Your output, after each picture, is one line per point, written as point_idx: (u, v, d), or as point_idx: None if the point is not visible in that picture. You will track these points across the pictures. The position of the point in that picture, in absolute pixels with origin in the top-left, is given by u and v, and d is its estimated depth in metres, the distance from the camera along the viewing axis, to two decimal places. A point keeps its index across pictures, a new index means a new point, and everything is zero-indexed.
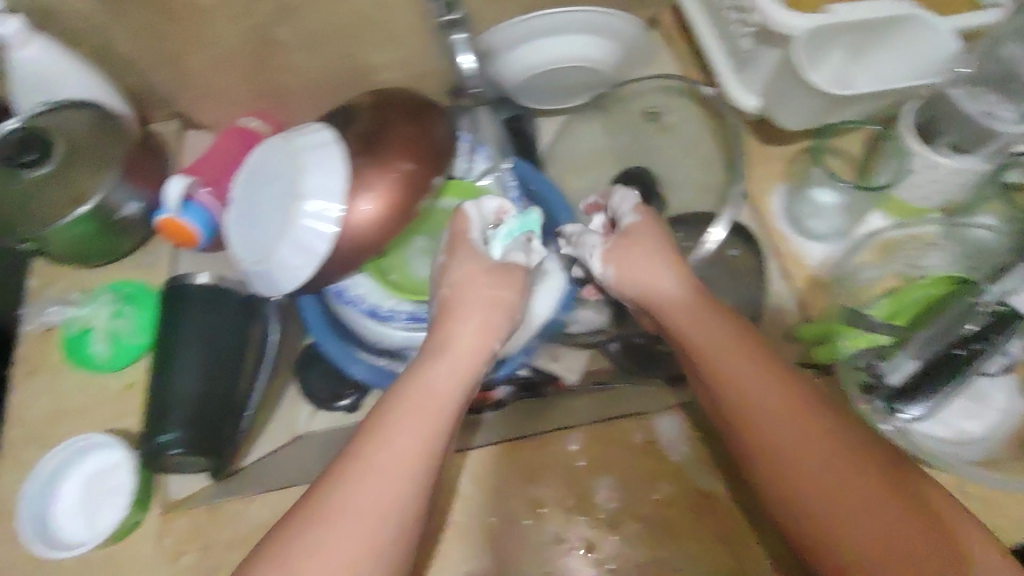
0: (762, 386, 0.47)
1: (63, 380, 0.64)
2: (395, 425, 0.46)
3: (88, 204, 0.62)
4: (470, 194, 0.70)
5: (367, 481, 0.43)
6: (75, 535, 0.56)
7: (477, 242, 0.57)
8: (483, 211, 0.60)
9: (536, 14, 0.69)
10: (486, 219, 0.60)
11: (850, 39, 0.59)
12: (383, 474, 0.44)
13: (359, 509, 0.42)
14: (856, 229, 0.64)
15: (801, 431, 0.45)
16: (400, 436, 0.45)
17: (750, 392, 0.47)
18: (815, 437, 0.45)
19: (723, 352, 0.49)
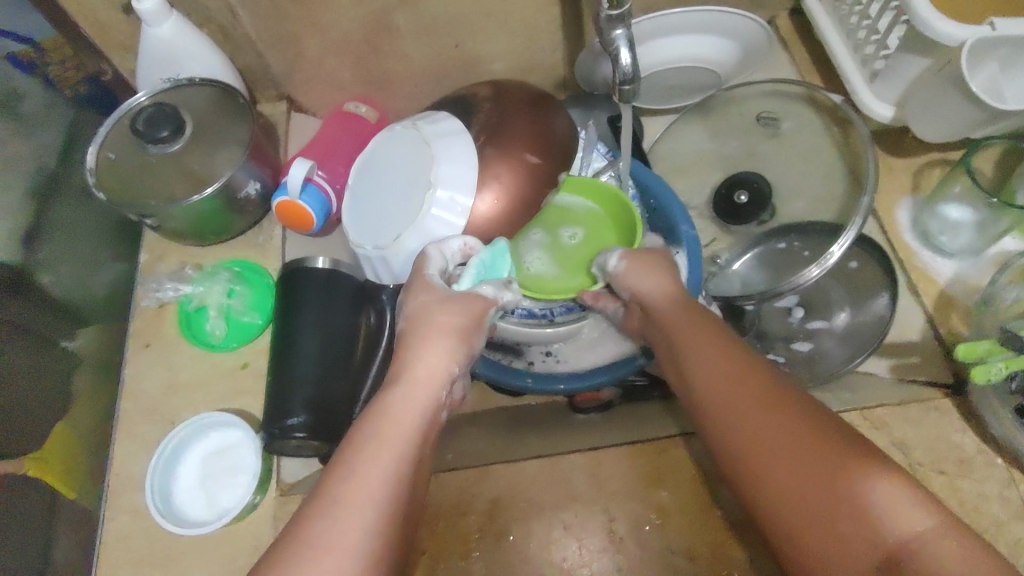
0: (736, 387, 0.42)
1: (176, 357, 0.64)
2: (385, 428, 0.42)
3: (215, 184, 0.63)
4: (588, 189, 0.66)
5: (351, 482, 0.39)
6: (195, 513, 0.56)
7: (437, 278, 0.54)
8: (447, 251, 0.56)
9: (677, 11, 0.66)
10: (451, 259, 0.56)
11: (1006, 52, 0.57)
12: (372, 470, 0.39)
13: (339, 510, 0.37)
14: (990, 248, 0.62)
15: (772, 464, 0.38)
16: (350, 458, 0.40)
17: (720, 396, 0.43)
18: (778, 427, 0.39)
19: (709, 353, 0.46)
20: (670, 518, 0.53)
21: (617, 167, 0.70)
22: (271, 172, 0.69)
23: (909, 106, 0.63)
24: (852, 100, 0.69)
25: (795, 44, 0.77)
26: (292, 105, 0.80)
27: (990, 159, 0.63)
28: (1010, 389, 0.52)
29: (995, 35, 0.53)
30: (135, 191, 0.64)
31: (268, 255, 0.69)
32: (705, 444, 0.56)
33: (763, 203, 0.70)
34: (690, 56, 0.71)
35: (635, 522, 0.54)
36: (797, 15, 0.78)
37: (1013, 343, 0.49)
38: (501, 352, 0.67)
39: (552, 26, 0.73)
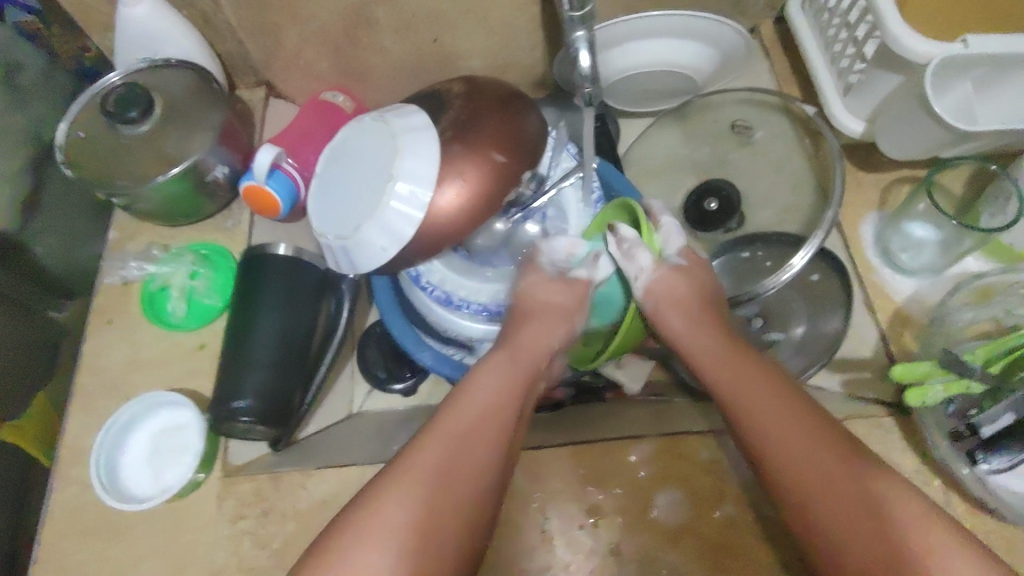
0: (776, 416, 0.49)
1: (138, 335, 0.65)
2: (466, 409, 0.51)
3: (181, 164, 0.63)
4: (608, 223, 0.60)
5: (399, 477, 0.47)
6: (140, 488, 0.58)
7: (545, 262, 0.62)
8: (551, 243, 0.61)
9: (637, 18, 0.67)
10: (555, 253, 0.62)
11: (980, 72, 0.56)
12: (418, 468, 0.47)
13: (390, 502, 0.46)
14: (951, 268, 0.62)
15: (795, 450, 0.47)
16: (441, 439, 0.49)
17: (760, 424, 0.49)
18: (813, 455, 0.46)
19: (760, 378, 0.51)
20: (605, 519, 0.54)
21: (584, 168, 0.67)
22: (241, 157, 0.70)
23: (878, 121, 0.62)
24: (824, 112, 0.69)
25: (774, 55, 0.77)
26: (273, 91, 0.81)
27: (959, 178, 0.63)
28: (947, 413, 0.53)
29: (965, 53, 0.53)
30: (105, 171, 0.64)
31: (235, 239, 0.70)
32: (647, 449, 0.56)
33: (730, 212, 0.71)
34: (668, 62, 0.71)
35: (571, 522, 0.54)
36: (779, 25, 0.78)
37: (957, 366, 0.50)
38: (454, 346, 0.68)
39: (530, 27, 0.74)
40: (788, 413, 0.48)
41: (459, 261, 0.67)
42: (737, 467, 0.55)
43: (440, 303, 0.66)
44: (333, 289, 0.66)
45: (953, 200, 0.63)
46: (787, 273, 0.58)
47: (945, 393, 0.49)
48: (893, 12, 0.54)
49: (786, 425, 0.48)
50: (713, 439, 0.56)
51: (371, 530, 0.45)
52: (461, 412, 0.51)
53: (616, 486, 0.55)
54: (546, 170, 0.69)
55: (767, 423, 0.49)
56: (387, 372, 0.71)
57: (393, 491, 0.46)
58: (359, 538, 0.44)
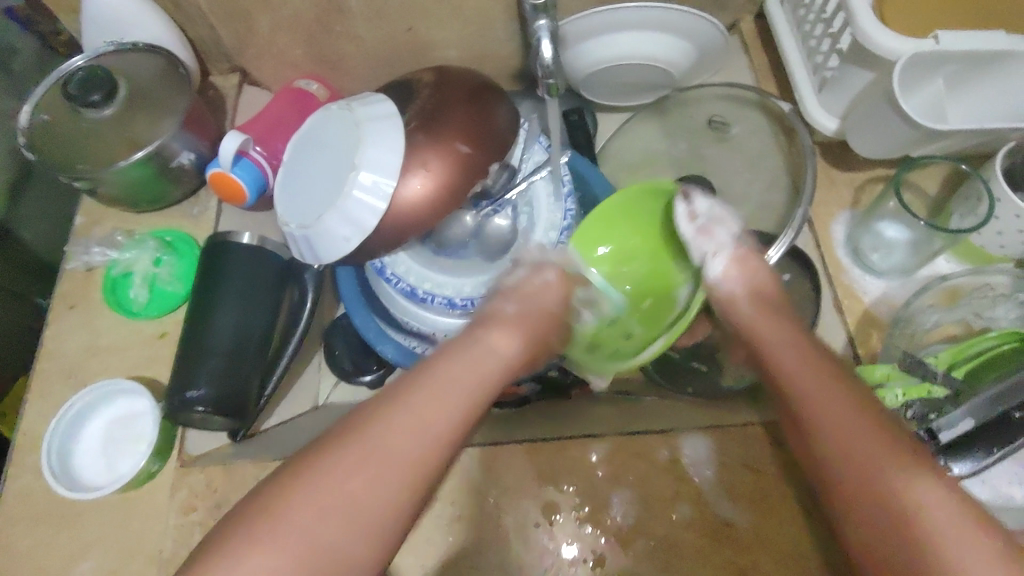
0: (832, 395, 0.45)
1: (98, 321, 0.64)
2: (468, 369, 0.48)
3: (144, 149, 0.62)
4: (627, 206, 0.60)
5: (405, 421, 0.43)
6: (93, 477, 0.58)
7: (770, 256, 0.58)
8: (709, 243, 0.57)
9: (610, 8, 0.64)
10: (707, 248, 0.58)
11: (952, 69, 0.55)
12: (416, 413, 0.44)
13: (393, 440, 0.42)
14: (922, 269, 0.61)
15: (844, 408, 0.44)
16: (441, 394, 0.45)
17: (813, 402, 0.45)
18: (862, 436, 0.42)
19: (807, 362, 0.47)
20: (560, 518, 0.53)
21: (555, 161, 0.66)
22: (208, 143, 0.68)
23: (850, 119, 0.61)
24: (799, 109, 0.67)
25: (755, 50, 0.76)
26: (246, 79, 0.80)
27: (934, 178, 0.62)
28: (906, 416, 0.49)
29: (936, 49, 0.52)
30: (69, 155, 0.64)
31: (201, 227, 0.70)
32: (605, 448, 0.55)
33: None
34: (645, 55, 0.69)
35: (525, 519, 0.53)
36: (760, 20, 0.77)
37: (917, 369, 0.50)
38: (416, 339, 0.69)
39: (506, 16, 0.71)
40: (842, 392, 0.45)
41: (425, 253, 0.67)
42: (696, 469, 0.54)
43: (405, 295, 0.66)
44: (296, 279, 0.65)
45: (927, 202, 0.62)
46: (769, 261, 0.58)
47: (904, 396, 0.48)
48: (864, 8, 0.53)
49: (835, 402, 0.44)
50: (673, 438, 0.55)
51: (351, 479, 0.41)
52: (462, 366, 0.48)
53: (570, 484, 0.54)
54: (518, 162, 0.67)
55: (816, 403, 0.45)
56: (353, 364, 0.72)
57: (394, 435, 0.42)
58: (357, 474, 0.41)
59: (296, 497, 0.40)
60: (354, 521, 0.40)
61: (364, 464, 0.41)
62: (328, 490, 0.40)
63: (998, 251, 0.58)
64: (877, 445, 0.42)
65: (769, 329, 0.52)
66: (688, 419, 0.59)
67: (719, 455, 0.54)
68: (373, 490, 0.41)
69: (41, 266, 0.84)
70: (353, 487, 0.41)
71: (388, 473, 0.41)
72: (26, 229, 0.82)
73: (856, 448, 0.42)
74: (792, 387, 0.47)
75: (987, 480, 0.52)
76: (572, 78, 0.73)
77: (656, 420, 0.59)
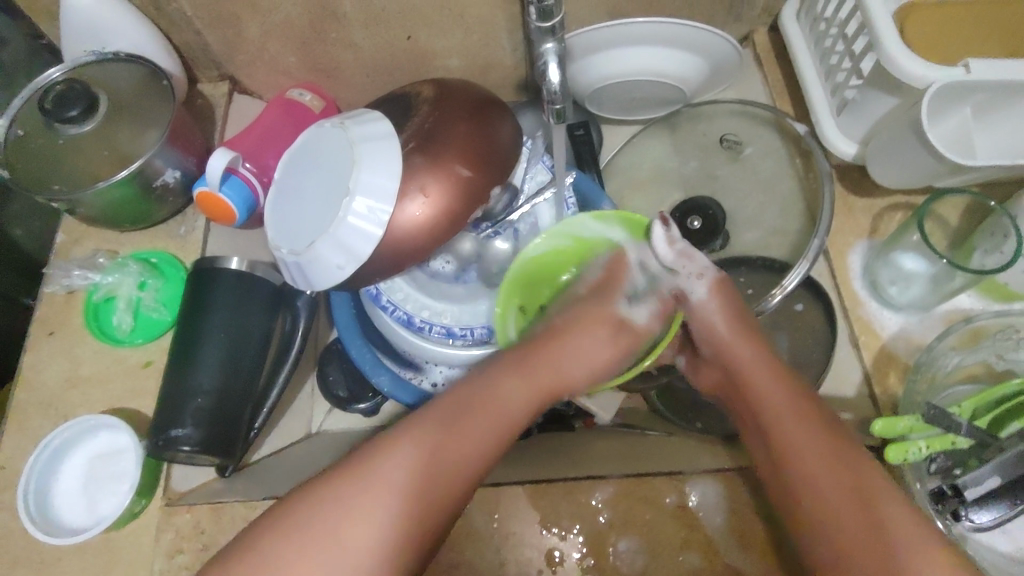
0: (783, 412, 0.48)
1: (80, 350, 0.62)
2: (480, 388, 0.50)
3: (128, 168, 0.59)
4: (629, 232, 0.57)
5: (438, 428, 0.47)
6: (73, 517, 0.56)
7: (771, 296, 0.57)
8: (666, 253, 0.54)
9: (624, 22, 0.61)
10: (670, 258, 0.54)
11: (980, 99, 0.53)
12: (443, 417, 0.47)
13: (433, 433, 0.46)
14: (941, 304, 0.59)
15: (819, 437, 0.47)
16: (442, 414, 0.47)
17: (784, 426, 0.48)
18: (818, 463, 0.45)
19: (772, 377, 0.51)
20: (563, 567, 0.51)
21: (560, 183, 0.63)
22: (195, 159, 0.65)
23: (870, 145, 0.59)
24: (815, 130, 0.64)
25: (768, 64, 0.72)
26: (236, 86, 0.75)
27: (954, 208, 0.59)
28: (930, 471, 0.50)
29: (966, 78, 0.49)
30: (44, 174, 0.60)
31: (189, 248, 0.67)
32: (610, 490, 0.53)
33: (714, 232, 0.66)
34: (651, 70, 0.65)
35: (527, 567, 0.51)
36: (775, 32, 0.73)
37: (940, 421, 0.47)
38: (411, 370, 0.67)
39: (509, 25, 0.66)
40: (798, 412, 0.48)
41: (424, 277, 0.64)
42: (707, 516, 0.52)
43: (403, 324, 0.64)
44: (287, 305, 0.62)
45: (948, 232, 0.60)
46: (777, 296, 0.56)
47: (928, 449, 0.46)
48: (889, 31, 0.51)
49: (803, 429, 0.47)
50: (680, 483, 0.53)
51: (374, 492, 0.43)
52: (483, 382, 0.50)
53: (573, 529, 0.52)
54: (519, 182, 0.64)
55: (783, 423, 0.48)
56: (348, 391, 0.69)
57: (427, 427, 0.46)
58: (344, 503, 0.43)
59: (332, 498, 0.43)
60: (363, 524, 0.42)
61: (395, 464, 0.44)
62: (351, 502, 0.43)
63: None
64: (829, 470, 0.45)
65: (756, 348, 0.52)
66: (698, 459, 0.56)
67: (728, 501, 0.52)
68: (399, 471, 0.44)
69: (30, 264, 0.76)
70: (375, 480, 0.44)
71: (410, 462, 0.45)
72: (19, 226, 0.74)
73: (822, 480, 0.45)
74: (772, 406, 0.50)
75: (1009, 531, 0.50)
76: (578, 92, 0.70)
77: (664, 463, 0.57)
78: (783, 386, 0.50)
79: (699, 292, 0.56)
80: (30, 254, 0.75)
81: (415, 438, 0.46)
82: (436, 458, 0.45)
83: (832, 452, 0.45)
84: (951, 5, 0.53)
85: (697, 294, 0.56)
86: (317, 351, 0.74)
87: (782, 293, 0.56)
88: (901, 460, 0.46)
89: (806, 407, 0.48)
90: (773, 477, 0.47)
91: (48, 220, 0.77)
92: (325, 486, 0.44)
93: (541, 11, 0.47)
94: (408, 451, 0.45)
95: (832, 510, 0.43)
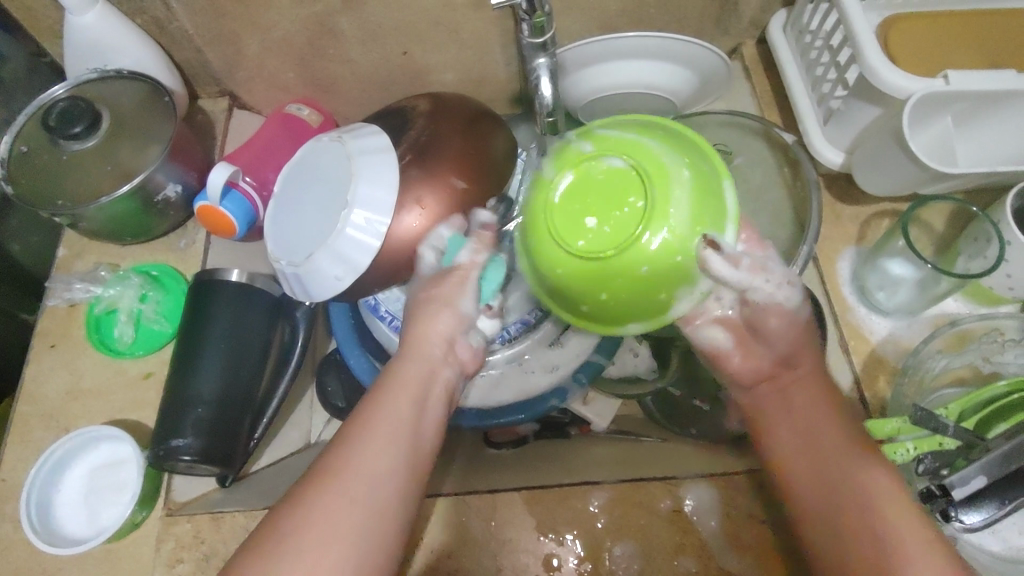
0: (827, 431, 0.49)
1: (81, 362, 0.63)
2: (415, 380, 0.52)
3: (130, 183, 0.60)
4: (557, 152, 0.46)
5: (377, 427, 0.48)
6: (75, 528, 0.57)
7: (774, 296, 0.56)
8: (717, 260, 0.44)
9: (614, 37, 0.62)
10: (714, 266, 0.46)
11: (960, 108, 0.54)
12: (401, 409, 0.49)
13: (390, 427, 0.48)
14: (929, 308, 0.60)
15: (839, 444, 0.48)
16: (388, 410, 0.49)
17: (818, 449, 0.48)
18: (853, 484, 0.45)
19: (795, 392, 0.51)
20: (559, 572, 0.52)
21: None
22: (196, 174, 0.66)
23: (856, 154, 0.60)
24: (803, 140, 0.66)
25: (757, 76, 0.74)
26: (235, 102, 0.77)
27: (940, 214, 0.61)
28: (918, 471, 0.50)
29: (945, 88, 0.51)
30: (47, 189, 0.61)
31: (189, 261, 0.68)
32: (606, 496, 0.54)
33: None
34: (643, 83, 0.67)
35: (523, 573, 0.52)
36: (763, 45, 0.75)
37: (927, 422, 0.48)
38: None
39: (503, 41, 0.68)
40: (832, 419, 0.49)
41: (419, 288, 0.64)
42: (701, 520, 0.52)
43: (400, 334, 0.65)
44: (286, 316, 0.63)
45: (934, 239, 0.61)
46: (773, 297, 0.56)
47: (915, 451, 0.48)
48: (872, 43, 0.52)
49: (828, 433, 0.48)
50: (674, 487, 0.54)
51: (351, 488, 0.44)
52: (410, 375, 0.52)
53: (569, 535, 0.53)
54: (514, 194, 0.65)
55: (819, 443, 0.48)
56: (346, 402, 0.69)
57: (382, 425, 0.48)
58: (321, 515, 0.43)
59: (308, 516, 0.43)
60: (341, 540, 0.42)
61: (356, 468, 0.45)
62: (324, 511, 0.43)
63: (1007, 292, 0.57)
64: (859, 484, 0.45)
65: (796, 352, 0.52)
66: (692, 465, 0.57)
67: (723, 504, 0.53)
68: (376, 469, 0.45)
69: (28, 278, 0.76)
70: (352, 487, 0.44)
71: (380, 462, 0.46)
72: (17, 241, 0.74)
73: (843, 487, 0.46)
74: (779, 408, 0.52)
75: (997, 532, 0.51)
76: (571, 105, 0.71)
77: (656, 469, 0.57)
78: (819, 406, 0.50)
79: (778, 290, 0.49)
80: (27, 267, 0.76)
81: (378, 437, 0.47)
82: (397, 452, 0.47)
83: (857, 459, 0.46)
84: (929, 19, 0.55)
85: (776, 291, 0.49)
86: (315, 361, 0.75)
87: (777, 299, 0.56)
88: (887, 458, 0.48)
89: (838, 421, 0.49)
90: (818, 492, 0.47)
91: (49, 234, 0.78)
92: (294, 513, 0.43)
93: (534, 28, 0.49)
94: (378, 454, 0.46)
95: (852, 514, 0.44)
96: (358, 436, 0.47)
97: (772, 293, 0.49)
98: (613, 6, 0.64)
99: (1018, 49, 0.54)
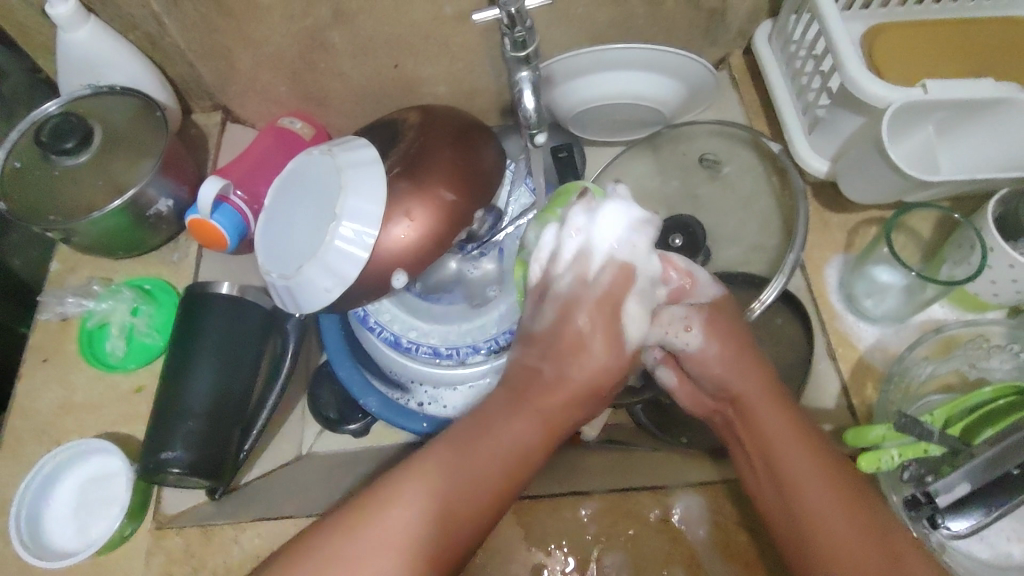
0: (793, 452, 0.46)
1: (73, 376, 0.63)
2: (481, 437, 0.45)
3: (122, 198, 0.61)
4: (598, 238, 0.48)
5: (436, 489, 0.43)
6: (64, 542, 0.57)
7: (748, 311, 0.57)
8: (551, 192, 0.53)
9: (599, 49, 0.63)
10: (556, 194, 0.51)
11: (941, 117, 0.55)
12: (453, 476, 0.44)
13: (479, 471, 0.44)
14: (916, 315, 0.60)
15: (811, 458, 0.46)
16: (443, 478, 0.44)
17: (803, 495, 0.45)
18: (830, 501, 0.44)
19: (764, 406, 0.49)
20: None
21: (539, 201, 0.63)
22: (188, 187, 0.67)
23: (841, 162, 0.61)
24: (789, 149, 0.66)
25: (744, 86, 0.74)
26: (229, 116, 0.77)
27: (924, 220, 0.62)
28: (902, 478, 0.50)
29: (924, 97, 0.52)
30: (41, 203, 0.62)
31: (181, 273, 0.68)
32: (595, 505, 0.54)
33: (695, 250, 0.67)
34: (631, 93, 0.67)
35: None
36: (750, 54, 0.75)
37: (912, 429, 0.48)
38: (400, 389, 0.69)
39: (491, 53, 0.69)
40: (783, 418, 0.48)
41: (411, 297, 0.66)
42: (690, 528, 0.52)
43: (391, 345, 0.66)
44: (277, 328, 0.64)
45: (920, 245, 0.62)
46: (756, 307, 0.57)
47: (900, 457, 0.48)
48: (852, 53, 0.53)
49: (787, 439, 0.47)
50: (664, 496, 0.54)
51: (394, 531, 0.42)
52: (499, 433, 0.46)
53: (560, 545, 0.53)
54: (503, 205, 0.67)
55: (789, 468, 0.46)
56: (338, 413, 0.69)
57: (478, 457, 0.45)
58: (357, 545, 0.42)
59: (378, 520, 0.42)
60: (387, 553, 0.42)
61: (402, 525, 0.42)
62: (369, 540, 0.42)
63: (992, 299, 0.57)
64: (823, 487, 0.45)
65: (742, 383, 0.51)
66: (683, 473, 0.57)
67: (711, 513, 0.53)
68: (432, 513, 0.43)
69: (26, 291, 0.77)
70: (392, 533, 0.42)
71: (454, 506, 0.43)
72: (16, 256, 0.75)
73: (823, 509, 0.44)
74: (747, 405, 0.50)
75: (985, 538, 0.51)
76: (561, 116, 0.72)
77: (644, 477, 0.57)
78: (789, 429, 0.48)
79: (693, 344, 0.52)
80: (26, 282, 0.77)
81: (423, 497, 0.43)
82: (450, 500, 0.43)
83: (829, 466, 0.45)
84: (910, 28, 0.56)
85: (693, 344, 0.51)
86: (307, 372, 0.75)
87: (757, 315, 0.57)
88: (870, 465, 0.48)
89: (798, 428, 0.48)
90: (781, 505, 0.46)
91: (45, 248, 0.78)
92: (326, 533, 0.42)
93: (516, 41, 0.49)
94: (466, 476, 0.44)
95: (840, 535, 0.43)
96: (456, 451, 0.45)
97: (685, 344, 0.52)
98: (600, 18, 0.65)
99: (1002, 57, 0.54)
